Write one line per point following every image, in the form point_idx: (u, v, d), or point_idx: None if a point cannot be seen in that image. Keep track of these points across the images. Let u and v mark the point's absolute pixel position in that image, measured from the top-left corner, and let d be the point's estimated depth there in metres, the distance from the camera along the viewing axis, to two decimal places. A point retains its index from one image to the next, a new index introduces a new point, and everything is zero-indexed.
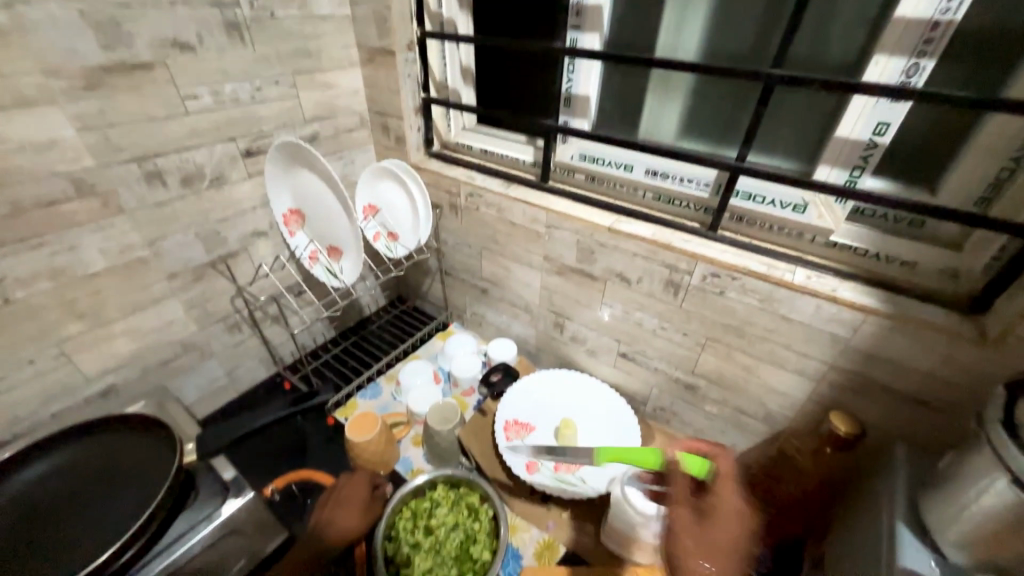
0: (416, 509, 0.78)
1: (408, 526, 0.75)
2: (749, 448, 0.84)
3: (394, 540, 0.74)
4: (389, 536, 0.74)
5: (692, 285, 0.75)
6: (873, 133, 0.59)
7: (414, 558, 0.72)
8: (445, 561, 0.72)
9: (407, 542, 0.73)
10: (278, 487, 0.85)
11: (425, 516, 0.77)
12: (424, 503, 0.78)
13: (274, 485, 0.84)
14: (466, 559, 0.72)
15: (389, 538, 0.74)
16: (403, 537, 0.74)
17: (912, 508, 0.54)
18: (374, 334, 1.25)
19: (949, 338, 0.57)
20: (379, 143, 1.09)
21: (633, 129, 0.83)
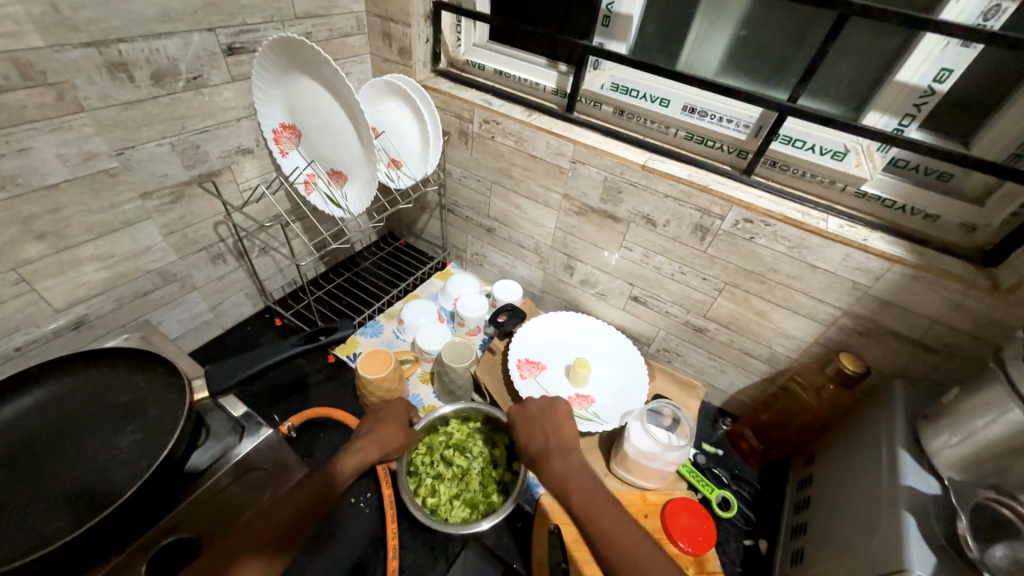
0: (434, 444, 0.81)
1: (428, 460, 0.78)
2: (747, 385, 0.90)
3: (415, 473, 0.77)
4: (412, 470, 0.78)
5: (721, 230, 0.75)
6: (933, 79, 0.59)
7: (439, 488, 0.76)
8: (469, 488, 0.77)
9: (430, 475, 0.77)
10: (295, 424, 0.81)
11: (444, 450, 0.80)
12: (441, 438, 0.81)
13: (291, 421, 0.81)
14: (489, 483, 0.77)
15: (412, 470, 0.77)
16: (425, 471, 0.78)
17: (911, 436, 0.60)
18: (368, 271, 1.18)
19: (965, 287, 0.60)
20: (377, 54, 0.96)
21: (672, 60, 0.79)
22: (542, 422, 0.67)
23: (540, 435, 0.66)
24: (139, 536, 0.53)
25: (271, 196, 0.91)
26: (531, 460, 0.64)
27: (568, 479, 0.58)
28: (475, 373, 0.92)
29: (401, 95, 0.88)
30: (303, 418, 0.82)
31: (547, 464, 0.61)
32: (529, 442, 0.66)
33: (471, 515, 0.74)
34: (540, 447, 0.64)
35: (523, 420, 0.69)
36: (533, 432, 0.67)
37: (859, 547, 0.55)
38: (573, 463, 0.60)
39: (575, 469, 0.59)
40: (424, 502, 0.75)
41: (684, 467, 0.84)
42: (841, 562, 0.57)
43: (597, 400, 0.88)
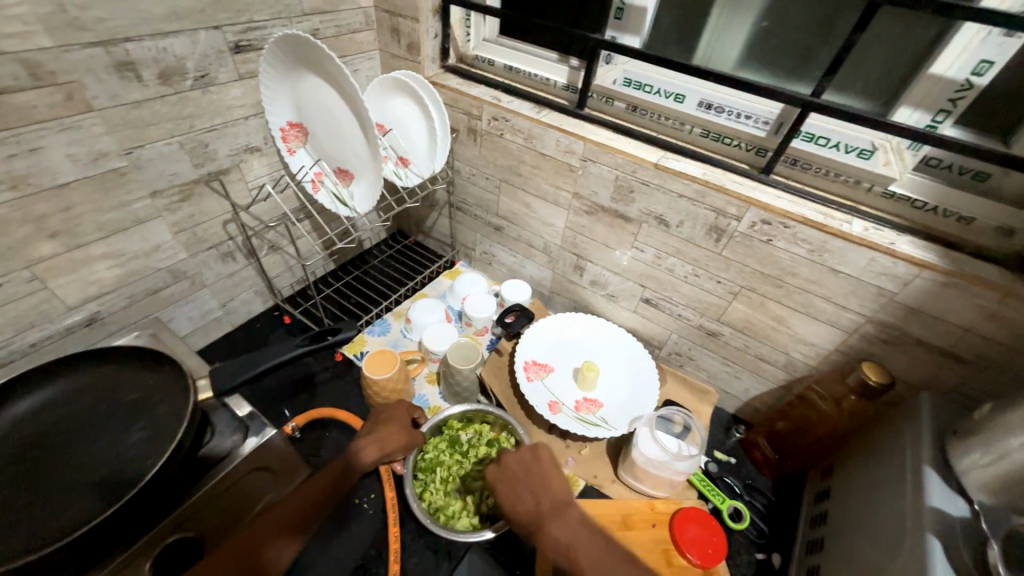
0: (439, 445, 0.79)
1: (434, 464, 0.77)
2: (762, 392, 0.87)
3: (421, 477, 0.76)
4: (417, 472, 0.77)
5: (737, 231, 0.72)
6: (971, 72, 0.54)
7: (445, 492, 0.76)
8: (475, 491, 0.76)
9: (435, 478, 0.76)
10: (299, 425, 0.83)
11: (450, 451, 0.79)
12: (446, 439, 0.80)
13: (295, 422, 0.82)
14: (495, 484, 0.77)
15: (417, 473, 0.76)
16: (430, 475, 0.77)
17: (939, 452, 0.57)
18: (377, 270, 1.18)
19: (1002, 295, 0.56)
20: (386, 51, 0.95)
21: (688, 54, 0.75)
22: (527, 478, 0.64)
23: (528, 491, 0.62)
24: (153, 526, 0.54)
25: (280, 195, 0.92)
26: (524, 522, 0.60)
27: (575, 545, 0.56)
28: (482, 374, 0.91)
29: (409, 92, 0.86)
30: (308, 419, 0.83)
31: (544, 530, 0.58)
32: (516, 503, 0.61)
33: (479, 518, 0.74)
34: (533, 507, 0.61)
35: (504, 478, 0.64)
36: (518, 490, 0.62)
37: (879, 570, 0.52)
38: (576, 526, 0.58)
39: (581, 532, 0.58)
40: (431, 508, 0.74)
41: (695, 475, 0.81)
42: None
43: (605, 405, 0.86)
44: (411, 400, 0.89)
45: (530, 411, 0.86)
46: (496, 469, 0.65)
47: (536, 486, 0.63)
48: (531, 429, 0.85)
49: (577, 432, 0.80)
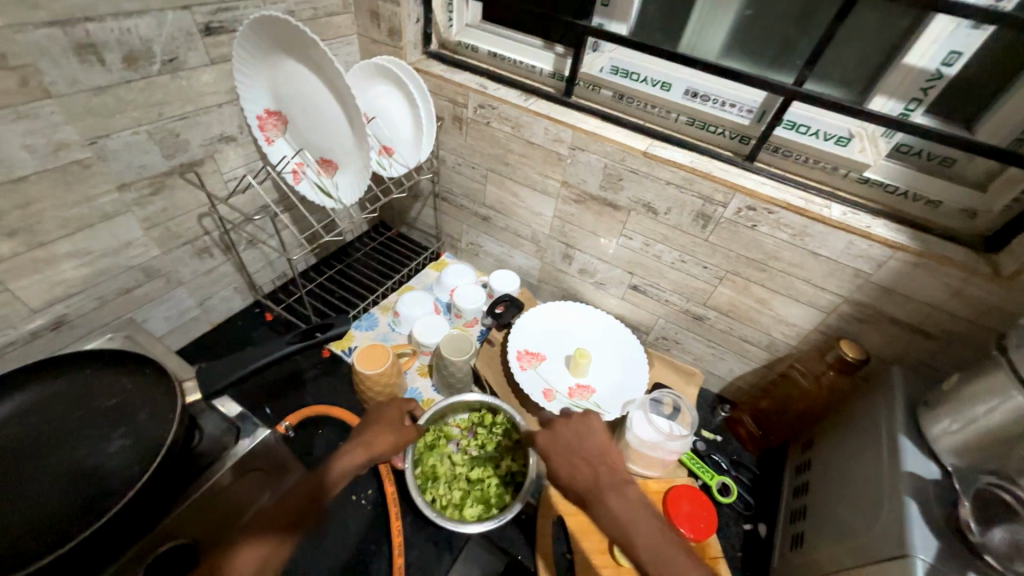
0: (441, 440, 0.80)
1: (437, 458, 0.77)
2: (745, 372, 0.91)
3: (423, 473, 0.76)
4: (419, 468, 0.76)
5: (723, 217, 0.74)
6: (941, 62, 0.58)
7: (450, 486, 0.76)
8: (480, 482, 0.76)
9: (439, 473, 0.77)
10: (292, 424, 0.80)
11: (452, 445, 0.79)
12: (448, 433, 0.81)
13: (287, 421, 0.79)
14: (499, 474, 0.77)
15: (421, 469, 0.76)
16: (434, 470, 0.77)
17: (911, 421, 0.61)
18: (359, 263, 1.15)
19: (967, 273, 0.60)
20: (365, 35, 0.92)
21: (674, 42, 0.76)
22: (585, 448, 0.64)
23: (583, 463, 0.63)
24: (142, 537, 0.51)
25: (258, 187, 0.87)
26: (577, 489, 0.61)
27: (627, 520, 0.57)
28: (474, 365, 0.91)
29: (393, 78, 0.84)
30: (301, 417, 0.81)
31: (598, 500, 0.59)
32: (570, 473, 0.62)
33: (485, 509, 0.74)
34: (588, 476, 0.62)
35: (558, 447, 0.65)
36: (574, 459, 0.63)
37: (861, 532, 0.56)
38: (628, 499, 0.59)
39: (633, 505, 0.58)
40: (436, 503, 0.73)
41: (685, 454, 0.84)
42: (842, 547, 0.58)
43: (597, 390, 0.88)
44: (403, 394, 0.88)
45: (524, 400, 0.87)
46: (550, 437, 0.67)
47: (594, 456, 0.64)
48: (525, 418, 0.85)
49: (572, 418, 0.82)
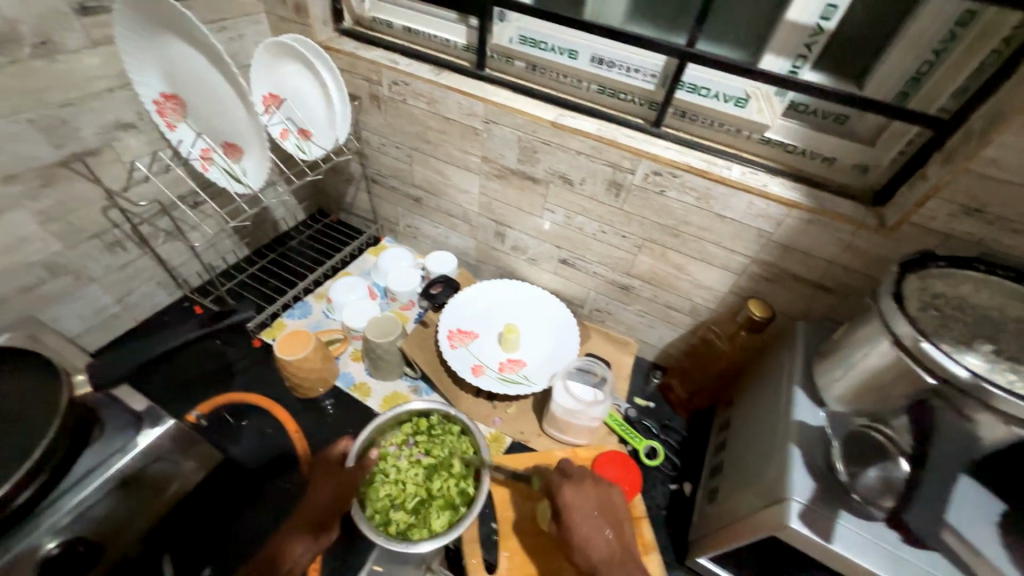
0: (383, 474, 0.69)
1: (386, 491, 0.67)
2: (674, 338, 0.92)
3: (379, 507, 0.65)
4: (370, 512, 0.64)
5: (634, 184, 0.74)
6: (820, 17, 0.57)
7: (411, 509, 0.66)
8: (438, 492, 0.67)
9: (393, 504, 0.66)
10: (203, 413, 0.83)
11: (398, 469, 0.69)
12: (388, 461, 0.70)
13: (199, 411, 0.82)
14: (455, 474, 0.69)
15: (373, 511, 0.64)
16: (387, 505, 0.66)
17: (806, 373, 0.63)
18: (295, 251, 1.13)
19: (855, 227, 0.62)
20: (273, 13, 0.88)
21: (578, 9, 0.75)
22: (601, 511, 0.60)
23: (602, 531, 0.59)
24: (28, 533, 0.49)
25: (160, 179, 0.83)
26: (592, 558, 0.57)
27: None
28: (402, 348, 0.87)
29: (300, 58, 0.81)
30: (212, 407, 0.83)
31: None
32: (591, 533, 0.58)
33: (455, 513, 0.65)
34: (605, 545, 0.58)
35: (579, 508, 0.60)
36: (593, 522, 0.58)
37: (758, 478, 0.59)
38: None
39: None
40: (403, 537, 0.62)
41: (615, 420, 0.85)
42: (745, 498, 0.60)
43: (528, 363, 0.89)
44: (334, 380, 0.87)
45: (456, 379, 0.87)
46: (572, 491, 0.61)
47: (609, 518, 0.61)
48: (457, 396, 0.86)
49: (499, 391, 0.83)
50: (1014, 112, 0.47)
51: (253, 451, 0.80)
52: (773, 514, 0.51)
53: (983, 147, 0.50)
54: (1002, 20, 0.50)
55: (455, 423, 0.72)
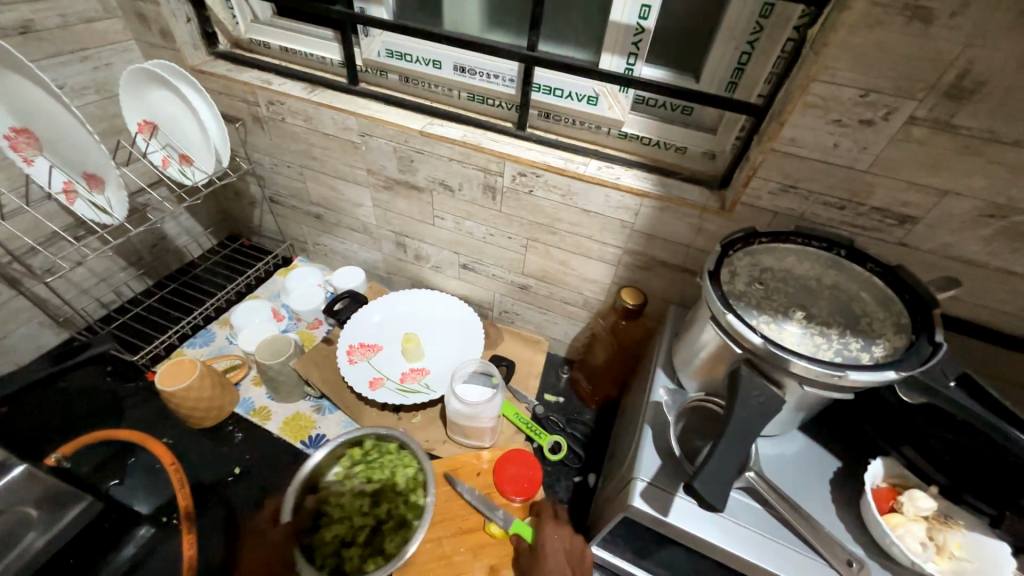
0: (326, 514, 0.66)
1: (333, 532, 0.64)
2: (577, 332, 0.94)
3: (330, 551, 0.63)
4: (320, 559, 0.62)
5: (505, 187, 0.76)
6: (639, 17, 0.61)
7: (365, 540, 0.65)
8: (387, 514, 0.67)
9: (344, 542, 0.64)
10: (66, 454, 0.77)
11: (342, 506, 0.67)
12: (330, 497, 0.67)
13: (60, 453, 0.76)
14: (401, 491, 0.69)
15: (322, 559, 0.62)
16: (336, 546, 0.64)
17: (668, 355, 0.65)
18: (199, 278, 1.10)
19: (701, 211, 0.65)
20: (142, 40, 0.87)
21: (436, 20, 0.77)
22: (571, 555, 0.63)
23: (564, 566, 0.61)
24: None
25: (12, 222, 0.78)
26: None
27: None
28: (295, 365, 0.86)
29: (163, 82, 0.79)
30: (76, 447, 0.78)
31: None
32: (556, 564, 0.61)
33: (408, 529, 0.66)
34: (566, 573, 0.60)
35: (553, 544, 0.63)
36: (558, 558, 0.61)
37: (624, 462, 0.60)
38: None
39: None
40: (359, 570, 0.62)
41: (521, 418, 0.84)
42: (615, 484, 0.61)
43: (432, 371, 0.89)
44: (233, 406, 0.84)
45: (356, 394, 0.85)
46: (551, 530, 0.66)
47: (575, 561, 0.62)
48: (358, 411, 0.84)
49: (397, 402, 0.83)
50: (797, 97, 0.50)
51: (134, 490, 0.76)
52: (624, 493, 0.52)
53: (781, 127, 0.53)
54: (790, 10, 0.54)
55: (390, 441, 0.73)
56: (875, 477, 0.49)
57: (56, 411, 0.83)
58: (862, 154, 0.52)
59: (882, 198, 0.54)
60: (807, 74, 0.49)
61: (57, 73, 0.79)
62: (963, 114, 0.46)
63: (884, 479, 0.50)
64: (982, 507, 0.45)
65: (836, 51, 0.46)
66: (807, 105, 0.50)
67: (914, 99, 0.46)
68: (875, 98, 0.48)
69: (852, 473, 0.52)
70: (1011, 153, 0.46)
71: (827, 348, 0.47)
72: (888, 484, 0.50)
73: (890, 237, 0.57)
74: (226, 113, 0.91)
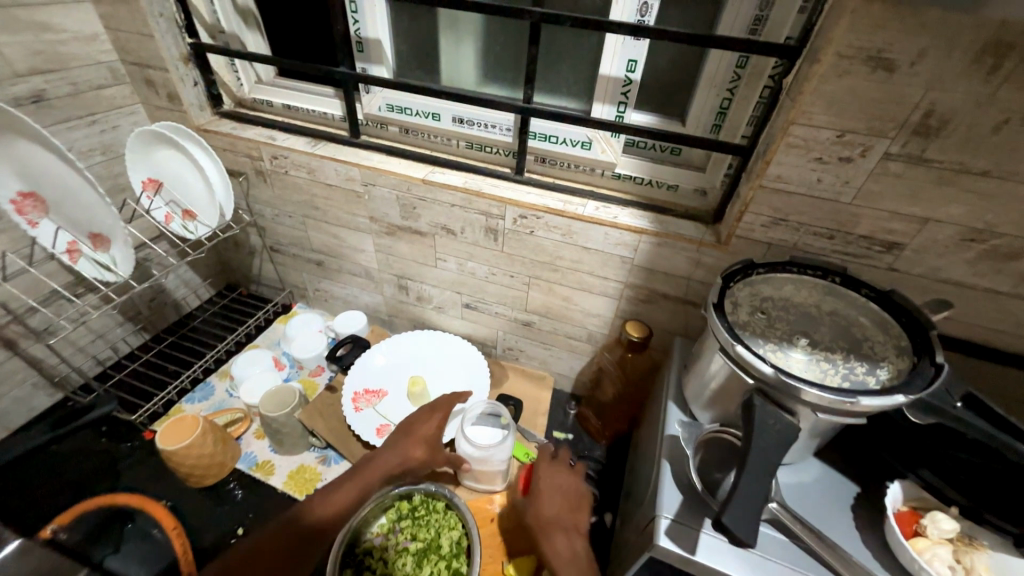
0: (370, 567, 0.66)
1: None
2: (583, 367, 0.95)
3: None
4: None
5: (507, 229, 0.79)
6: (626, 70, 0.66)
7: None
8: None
9: None
10: (61, 525, 0.72)
11: (385, 562, 0.67)
12: (373, 551, 0.68)
13: (56, 523, 0.72)
14: (445, 555, 0.67)
15: None
16: None
17: (678, 387, 0.66)
18: (199, 329, 1.09)
19: (698, 246, 0.68)
20: (149, 103, 0.91)
21: (436, 77, 0.82)
22: (569, 507, 0.70)
23: (558, 504, 0.70)
24: None
25: (13, 283, 0.77)
26: (541, 521, 0.68)
27: (562, 548, 0.63)
28: (300, 418, 0.83)
29: (169, 142, 0.81)
30: (73, 516, 0.73)
31: (548, 531, 0.66)
32: (548, 500, 0.71)
33: None
34: (555, 514, 0.69)
35: (546, 498, 0.71)
36: (555, 497, 0.71)
37: (644, 498, 0.59)
38: (576, 547, 0.64)
39: (580, 552, 0.63)
40: None
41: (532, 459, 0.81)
42: (636, 525, 0.60)
43: None
44: (234, 462, 0.81)
45: (363, 443, 0.84)
46: (550, 474, 0.75)
47: (571, 505, 0.70)
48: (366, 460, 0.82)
49: None
50: (779, 139, 0.54)
51: (127, 564, 0.70)
52: (649, 534, 0.52)
53: (768, 166, 0.56)
54: (763, 62, 0.59)
55: (439, 499, 0.73)
56: (894, 501, 0.50)
57: (49, 476, 0.79)
58: (845, 188, 0.55)
59: (869, 228, 0.57)
60: (787, 119, 0.53)
61: (65, 137, 0.81)
62: (934, 149, 0.50)
63: (904, 502, 0.50)
64: (1004, 526, 0.45)
65: (811, 98, 0.51)
66: (789, 145, 0.54)
67: (887, 137, 0.50)
68: (852, 137, 0.52)
69: (872, 497, 0.52)
70: (982, 182, 0.50)
71: (834, 374, 0.49)
72: (908, 507, 0.50)
73: (881, 263, 0.59)
74: (229, 168, 0.93)
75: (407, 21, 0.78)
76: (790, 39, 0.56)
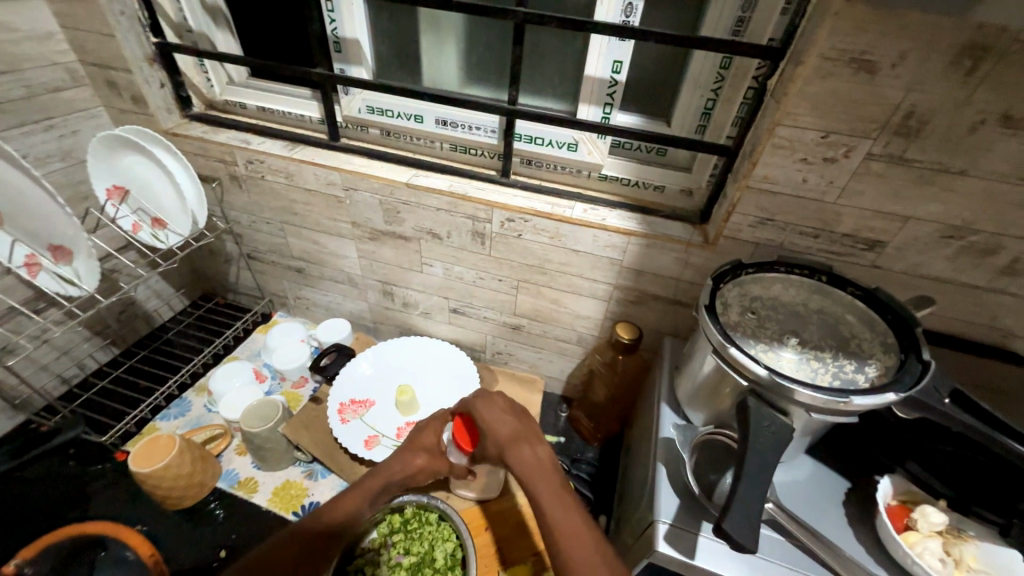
0: None
1: None
2: (573, 369, 0.94)
3: None
4: None
5: (494, 232, 0.77)
6: (612, 71, 0.65)
7: None
8: None
9: None
10: (26, 559, 0.68)
11: None
12: (365, 568, 0.66)
13: (19, 557, 0.68)
14: (440, 568, 0.66)
15: None
16: None
17: (671, 388, 0.65)
18: (173, 341, 1.04)
19: (686, 246, 0.68)
20: (112, 106, 0.86)
21: (417, 78, 0.80)
22: (512, 408, 0.58)
23: (506, 420, 0.56)
24: None
25: None
26: (498, 442, 0.55)
27: (535, 472, 0.51)
28: (284, 432, 0.80)
29: (135, 147, 0.77)
30: (39, 548, 0.69)
31: (514, 451, 0.53)
32: (496, 428, 0.56)
33: None
34: (510, 428, 0.56)
35: (489, 401, 0.59)
36: (502, 416, 0.57)
37: (639, 502, 0.59)
38: (541, 454, 0.52)
39: (545, 458, 0.52)
40: None
41: None
42: (632, 529, 0.59)
43: None
44: (214, 481, 0.78)
45: (351, 455, 0.81)
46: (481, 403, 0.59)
47: (520, 412, 0.58)
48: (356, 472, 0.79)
49: None
50: (766, 140, 0.55)
51: None
52: (646, 539, 0.51)
53: (754, 167, 0.57)
54: (747, 63, 0.60)
55: (431, 510, 0.71)
56: (886, 496, 0.51)
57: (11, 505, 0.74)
58: (830, 188, 0.56)
59: (853, 226, 0.58)
60: (772, 120, 0.54)
61: (20, 143, 0.76)
62: (914, 149, 0.50)
63: (895, 496, 0.51)
64: (991, 517, 0.47)
65: (796, 100, 0.51)
66: (775, 146, 0.55)
67: (869, 138, 0.51)
68: (836, 138, 0.52)
69: (863, 493, 0.53)
70: (960, 181, 0.51)
71: (824, 372, 0.49)
72: (898, 501, 0.51)
73: (864, 261, 0.61)
74: (201, 173, 0.89)
75: (386, 20, 0.76)
76: (773, 41, 0.57)
